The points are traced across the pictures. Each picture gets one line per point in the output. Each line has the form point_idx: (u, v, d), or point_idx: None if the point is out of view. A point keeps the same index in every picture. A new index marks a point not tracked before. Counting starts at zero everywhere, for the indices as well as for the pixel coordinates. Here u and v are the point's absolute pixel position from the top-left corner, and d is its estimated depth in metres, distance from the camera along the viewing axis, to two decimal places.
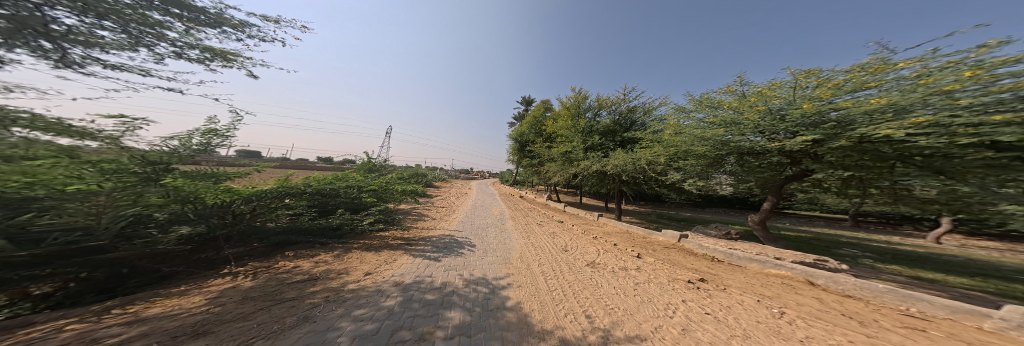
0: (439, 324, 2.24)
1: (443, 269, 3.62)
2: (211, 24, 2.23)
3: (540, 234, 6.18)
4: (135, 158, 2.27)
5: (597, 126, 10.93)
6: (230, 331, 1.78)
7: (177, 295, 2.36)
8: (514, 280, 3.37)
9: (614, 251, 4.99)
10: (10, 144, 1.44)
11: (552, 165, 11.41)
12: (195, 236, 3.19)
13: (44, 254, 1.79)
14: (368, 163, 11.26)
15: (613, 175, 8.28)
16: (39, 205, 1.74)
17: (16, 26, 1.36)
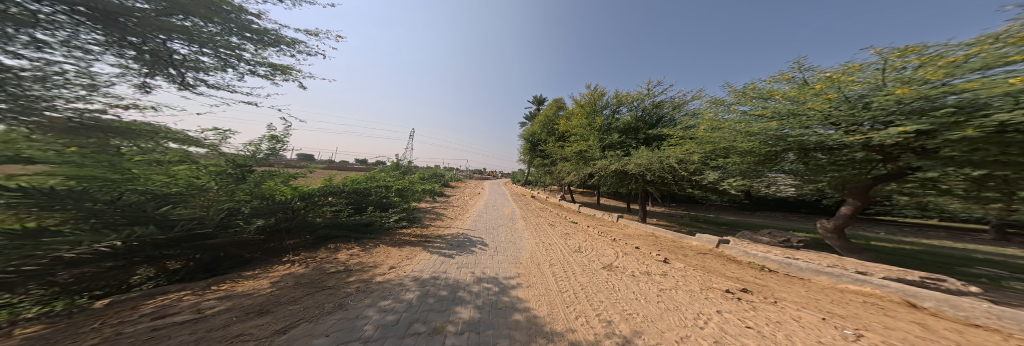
0: (450, 319, 2.34)
1: (457, 266, 3.72)
2: (272, 43, 2.48)
3: (552, 234, 6.13)
4: (229, 161, 2.82)
5: (617, 124, 10.54)
6: (284, 312, 2.07)
7: (248, 278, 2.81)
8: (524, 280, 3.38)
9: (634, 254, 4.78)
10: (155, 152, 1.84)
11: (566, 165, 11.26)
12: (266, 227, 3.71)
13: (173, 239, 2.45)
14: (393, 165, 12.04)
15: (635, 175, 7.87)
16: (178, 198, 2.29)
17: (154, 58, 1.78)
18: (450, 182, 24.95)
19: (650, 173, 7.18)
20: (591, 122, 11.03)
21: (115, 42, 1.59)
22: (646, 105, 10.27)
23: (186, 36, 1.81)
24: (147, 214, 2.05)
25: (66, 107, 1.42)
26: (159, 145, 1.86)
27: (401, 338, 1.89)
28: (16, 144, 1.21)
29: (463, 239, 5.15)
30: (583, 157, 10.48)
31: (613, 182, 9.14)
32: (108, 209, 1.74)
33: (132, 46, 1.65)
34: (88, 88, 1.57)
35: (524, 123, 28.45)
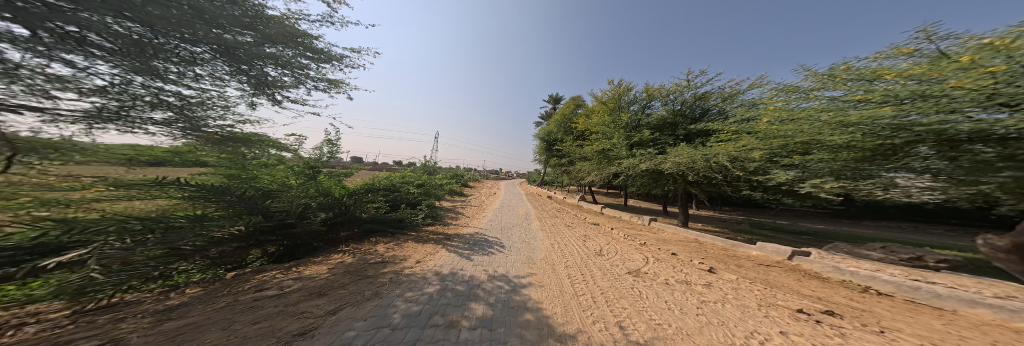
0: (465, 314, 2.45)
1: (473, 264, 3.87)
2: (327, 61, 2.93)
3: (568, 236, 5.97)
4: (303, 164, 3.83)
5: (646, 121, 9.86)
6: (336, 294, 2.50)
7: (310, 266, 3.31)
8: (535, 280, 3.38)
9: (668, 262, 4.41)
10: (251, 152, 2.53)
11: (586, 165, 10.90)
12: (328, 220, 4.44)
13: (270, 227, 3.38)
14: (421, 166, 12.88)
15: (671, 175, 7.13)
16: (276, 193, 3.45)
17: (256, 82, 2.36)
18: (468, 182, 25.90)
19: (694, 173, 6.41)
20: (614, 119, 10.49)
21: (235, 71, 2.18)
22: (683, 99, 9.37)
23: (274, 61, 2.35)
24: (257, 205, 3.16)
25: (212, 123, 2.12)
26: (255, 149, 2.54)
27: (422, 328, 2.03)
28: (193, 150, 2.10)
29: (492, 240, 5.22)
30: (607, 157, 10.05)
31: (644, 183, 8.53)
32: (237, 201, 2.89)
33: (243, 73, 2.23)
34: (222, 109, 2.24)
35: (542, 123, 28.20)
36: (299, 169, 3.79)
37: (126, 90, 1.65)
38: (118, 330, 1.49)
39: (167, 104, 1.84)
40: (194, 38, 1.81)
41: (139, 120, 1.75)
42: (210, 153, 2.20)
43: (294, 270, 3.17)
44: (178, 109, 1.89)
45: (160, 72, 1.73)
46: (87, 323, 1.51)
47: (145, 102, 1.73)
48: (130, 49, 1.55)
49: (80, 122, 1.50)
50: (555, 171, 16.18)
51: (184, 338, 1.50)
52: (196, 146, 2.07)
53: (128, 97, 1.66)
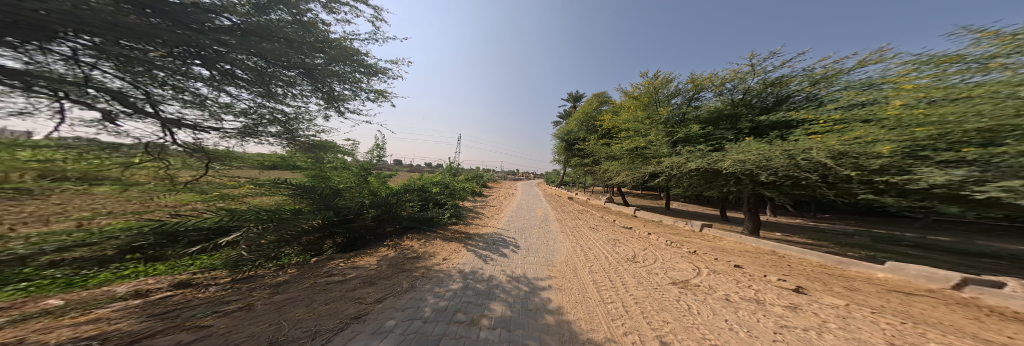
0: (485, 313, 2.50)
1: (491, 264, 3.96)
2: (373, 73, 3.39)
3: (594, 239, 5.72)
4: (348, 165, 4.90)
5: (694, 114, 8.34)
6: (381, 284, 2.89)
7: (359, 257, 3.74)
8: (555, 283, 3.31)
9: (728, 274, 3.76)
10: (322, 149, 3.64)
11: (615, 164, 10.24)
12: (379, 217, 4.96)
13: (337, 220, 4.11)
14: (447, 169, 13.56)
15: (744, 175, 5.67)
16: (343, 194, 4.45)
17: (328, 96, 3.14)
18: (487, 183, 27.12)
19: (769, 172, 4.92)
20: (648, 114, 9.55)
21: (313, 88, 2.97)
22: (744, 87, 7.25)
23: (338, 79, 3.05)
24: (330, 202, 4.10)
25: (302, 133, 3.26)
26: (325, 151, 3.68)
27: (446, 323, 2.15)
28: (288, 156, 3.69)
29: (518, 242, 5.17)
30: (643, 155, 9.20)
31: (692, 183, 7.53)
32: (319, 197, 4.01)
33: (318, 89, 3.01)
34: (308, 121, 3.28)
35: (561, 122, 27.44)
36: (354, 171, 5.08)
37: (257, 111, 2.80)
38: (252, 297, 2.34)
39: (276, 119, 2.96)
40: (289, 64, 2.56)
41: (262, 133, 2.95)
42: (298, 157, 3.80)
43: (343, 262, 3.52)
44: (281, 122, 3.01)
45: (274, 94, 2.78)
46: (237, 289, 2.45)
47: (265, 118, 2.89)
48: (256, 80, 2.52)
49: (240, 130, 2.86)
50: (580, 173, 15.51)
51: (285, 310, 2.13)
52: (288, 148, 3.32)
53: (264, 116, 2.91)
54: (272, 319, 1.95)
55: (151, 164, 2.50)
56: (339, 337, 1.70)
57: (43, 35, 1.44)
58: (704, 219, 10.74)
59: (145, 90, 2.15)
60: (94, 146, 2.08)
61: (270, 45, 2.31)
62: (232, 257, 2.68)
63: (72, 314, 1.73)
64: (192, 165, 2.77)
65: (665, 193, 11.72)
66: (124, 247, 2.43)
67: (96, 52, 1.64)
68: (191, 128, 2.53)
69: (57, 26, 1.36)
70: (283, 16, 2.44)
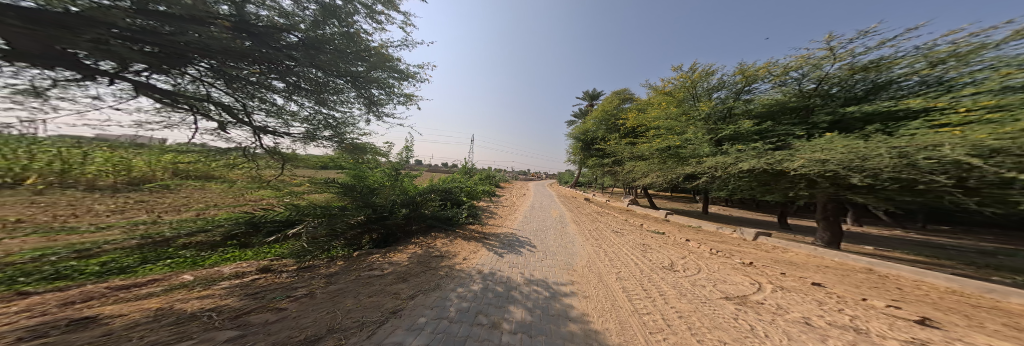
0: (506, 316, 2.51)
1: (509, 265, 3.94)
2: (404, 78, 3.56)
3: (620, 244, 5.36)
4: (382, 166, 5.24)
5: (744, 109, 7.32)
6: (414, 280, 3.14)
7: (393, 253, 4.02)
8: (578, 289, 3.21)
9: (804, 293, 3.10)
10: (366, 151, 3.94)
11: (642, 164, 9.60)
12: (411, 214, 5.11)
13: (373, 217, 4.42)
14: (464, 170, 13.94)
15: (808, 176, 4.88)
16: (380, 193, 4.74)
17: (369, 103, 3.39)
18: (499, 183, 27.65)
19: (856, 174, 3.94)
20: (685, 110, 8.84)
21: (357, 94, 3.24)
22: (819, 74, 5.46)
23: (377, 84, 3.25)
24: (367, 200, 4.43)
25: (350, 137, 3.64)
26: (367, 153, 3.99)
27: (469, 325, 2.20)
28: (338, 160, 4.17)
29: (541, 244, 5.02)
30: (680, 156, 8.52)
31: (742, 186, 6.64)
32: (359, 196, 4.38)
33: (361, 96, 3.28)
34: (354, 126, 3.65)
35: (575, 123, 26.69)
36: (384, 171, 5.29)
37: (317, 118, 3.28)
38: (313, 285, 2.73)
39: (330, 124, 3.39)
40: (336, 73, 2.86)
41: (319, 136, 3.38)
42: (345, 159, 4.17)
43: (378, 258, 3.77)
44: (333, 127, 3.43)
45: (329, 102, 3.13)
46: (301, 277, 2.87)
47: (322, 124, 3.34)
48: (314, 90, 2.88)
49: (305, 134, 3.35)
50: (601, 174, 14.83)
51: (337, 300, 2.41)
52: (337, 150, 3.71)
53: (322, 121, 3.33)
54: (326, 306, 2.24)
55: (243, 169, 3.49)
56: (381, 330, 1.84)
57: (181, 60, 2.03)
58: (754, 226, 9.46)
59: (243, 102, 2.71)
60: (208, 151, 3.06)
61: (323, 55, 2.63)
62: (295, 249, 3.19)
63: (198, 288, 2.39)
64: (267, 166, 3.51)
65: (704, 196, 10.57)
66: (227, 235, 3.77)
67: (212, 72, 2.24)
68: (271, 134, 3.00)
69: (186, 53, 1.91)
70: (337, 27, 2.70)
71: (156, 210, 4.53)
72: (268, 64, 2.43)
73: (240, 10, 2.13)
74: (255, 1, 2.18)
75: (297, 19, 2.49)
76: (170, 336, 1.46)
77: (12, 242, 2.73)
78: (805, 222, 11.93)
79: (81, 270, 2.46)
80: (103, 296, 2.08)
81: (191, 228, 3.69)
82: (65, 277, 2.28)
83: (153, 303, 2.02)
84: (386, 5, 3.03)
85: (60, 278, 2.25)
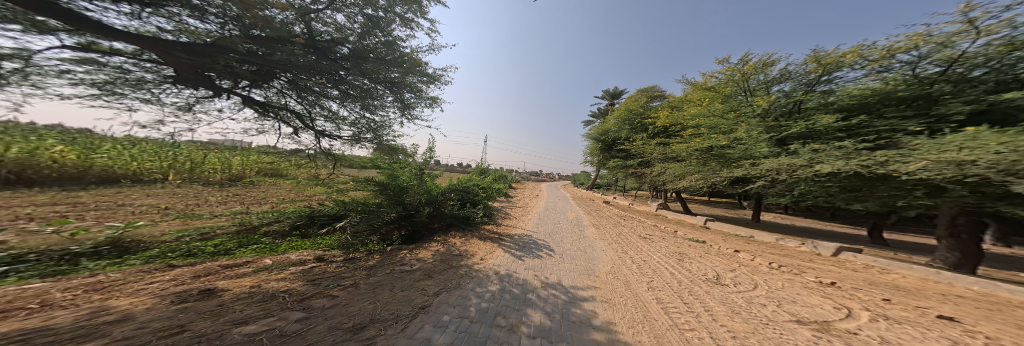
0: (524, 319, 2.55)
1: (526, 266, 3.90)
2: (430, 81, 3.44)
3: (649, 250, 4.74)
4: (412, 166, 5.56)
5: (819, 103, 6.15)
6: (438, 278, 3.39)
7: (419, 249, 4.32)
8: (599, 294, 3.10)
9: (926, 328, 2.35)
10: (399, 150, 4.29)
11: (677, 166, 8.73)
12: (434, 212, 5.36)
13: (403, 215, 4.74)
14: (481, 169, 14.35)
15: (932, 183, 3.82)
16: (411, 191, 5.03)
17: (403, 107, 3.45)
18: (514, 184, 27.73)
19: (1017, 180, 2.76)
20: (734, 107, 7.95)
21: (396, 101, 3.31)
22: (950, 54, 4.25)
23: (410, 89, 3.28)
24: (400, 199, 4.74)
25: (388, 139, 4.05)
26: (399, 151, 4.32)
27: (488, 326, 2.29)
28: (376, 160, 4.65)
29: (559, 247, 4.87)
30: (725, 157, 7.58)
31: (817, 193, 5.83)
32: (398, 193, 4.70)
33: (399, 101, 3.35)
34: (388, 128, 3.98)
35: (594, 122, 25.66)
36: (409, 170, 5.47)
37: (362, 122, 3.72)
38: (356, 275, 3.13)
39: (371, 127, 3.80)
40: (377, 80, 3.00)
41: (363, 139, 3.83)
42: (380, 160, 4.67)
43: (406, 253, 4.09)
44: (374, 130, 3.84)
45: (372, 107, 3.23)
46: (347, 267, 3.30)
47: (365, 128, 3.78)
48: (360, 96, 3.00)
49: (352, 137, 3.82)
50: (625, 175, 13.96)
51: (376, 291, 2.76)
52: (375, 151, 4.15)
53: (365, 125, 3.74)
54: (366, 295, 2.63)
55: (304, 170, 4.23)
56: (412, 324, 2.04)
57: (269, 77, 2.53)
58: (833, 239, 7.75)
59: (309, 110, 3.14)
60: (280, 156, 3.72)
61: (368, 64, 2.82)
62: (342, 242, 3.75)
63: (275, 271, 2.94)
64: (322, 165, 4.04)
65: (759, 203, 9.07)
66: (292, 225, 4.49)
67: (290, 84, 2.69)
68: (328, 137, 3.49)
69: (273, 69, 2.38)
70: (381, 38, 2.90)
71: (243, 201, 5.57)
72: (328, 75, 2.71)
73: (310, 28, 2.51)
74: (318, 19, 2.52)
75: (348, 31, 2.75)
76: (258, 312, 1.89)
77: (162, 224, 3.77)
78: (908, 237, 9.37)
79: (199, 250, 3.28)
80: (215, 273, 2.75)
81: (270, 219, 4.53)
82: (193, 255, 3.13)
83: (246, 282, 2.58)
84: (417, 13, 3.06)
85: (189, 256, 3.09)
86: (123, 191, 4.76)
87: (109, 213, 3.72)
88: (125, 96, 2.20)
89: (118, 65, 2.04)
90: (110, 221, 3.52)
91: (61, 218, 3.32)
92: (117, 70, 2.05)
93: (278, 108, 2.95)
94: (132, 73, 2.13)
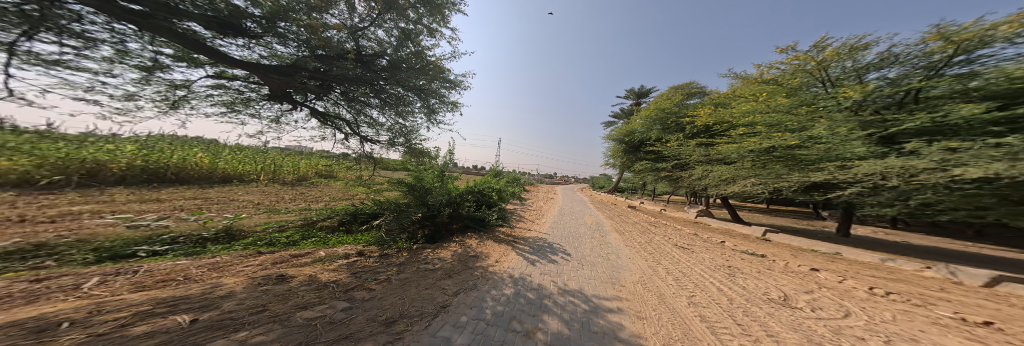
0: (539, 326, 2.45)
1: (542, 271, 3.74)
2: (452, 86, 3.57)
3: (687, 261, 4.04)
4: (437, 167, 5.66)
5: (952, 89, 4.36)
6: (459, 278, 3.54)
7: (440, 249, 4.58)
8: (626, 306, 2.76)
9: None
10: (423, 152, 4.75)
11: (726, 169, 7.45)
12: (454, 213, 5.60)
13: (427, 217, 5.05)
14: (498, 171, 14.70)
15: None
16: (437, 193, 5.24)
17: (430, 111, 3.60)
18: (527, 186, 27.52)
19: None
20: (807, 101, 6.31)
21: (424, 107, 3.47)
22: None
23: (436, 96, 3.39)
24: (426, 200, 5.02)
25: (416, 143, 4.55)
26: (423, 152, 4.77)
27: (503, 330, 2.28)
28: (405, 163, 5.18)
29: (577, 252, 4.57)
30: (796, 158, 6.15)
31: (950, 201, 4.23)
32: (425, 194, 4.99)
33: (427, 107, 3.50)
34: (415, 133, 4.45)
35: (616, 121, 24.31)
36: (434, 172, 5.60)
37: (397, 128, 4.23)
38: (389, 271, 3.49)
39: (403, 132, 4.32)
40: (411, 88, 3.11)
41: (397, 142, 4.37)
42: (406, 164, 5.18)
43: (429, 252, 4.38)
44: (405, 136, 4.36)
45: (404, 114, 3.42)
46: (382, 263, 3.71)
47: (399, 134, 4.31)
48: (393, 103, 3.19)
49: (388, 141, 4.37)
50: (656, 178, 12.62)
51: (405, 287, 3.04)
52: (406, 153, 4.68)
53: (398, 130, 4.27)
54: (398, 289, 2.96)
55: (354, 172, 5.01)
56: (434, 322, 2.18)
57: (326, 89, 2.83)
58: (982, 265, 5.58)
59: (356, 117, 3.43)
60: (329, 157, 4.45)
61: (401, 73, 2.92)
62: (379, 238, 4.24)
63: (327, 263, 3.47)
64: (363, 167, 4.76)
65: (852, 215, 7.10)
66: (339, 222, 5.20)
67: (344, 97, 2.98)
68: (370, 141, 4.02)
69: (331, 83, 2.76)
70: (411, 48, 2.95)
71: (307, 197, 6.85)
72: (369, 85, 2.95)
73: (358, 44, 2.66)
74: (364, 33, 2.63)
75: (386, 44, 2.83)
76: (314, 298, 2.29)
77: (255, 217, 4.87)
78: None
79: (278, 240, 4.14)
80: (288, 261, 3.43)
81: (324, 215, 5.26)
82: (273, 245, 3.96)
83: (307, 270, 3.14)
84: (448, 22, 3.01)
85: (270, 245, 3.91)
86: (232, 189, 6.32)
87: (225, 206, 5.01)
88: (241, 112, 3.00)
89: (236, 88, 2.81)
90: (226, 213, 4.73)
91: (199, 209, 4.59)
92: (236, 93, 2.85)
93: (334, 117, 3.42)
94: (243, 94, 2.89)
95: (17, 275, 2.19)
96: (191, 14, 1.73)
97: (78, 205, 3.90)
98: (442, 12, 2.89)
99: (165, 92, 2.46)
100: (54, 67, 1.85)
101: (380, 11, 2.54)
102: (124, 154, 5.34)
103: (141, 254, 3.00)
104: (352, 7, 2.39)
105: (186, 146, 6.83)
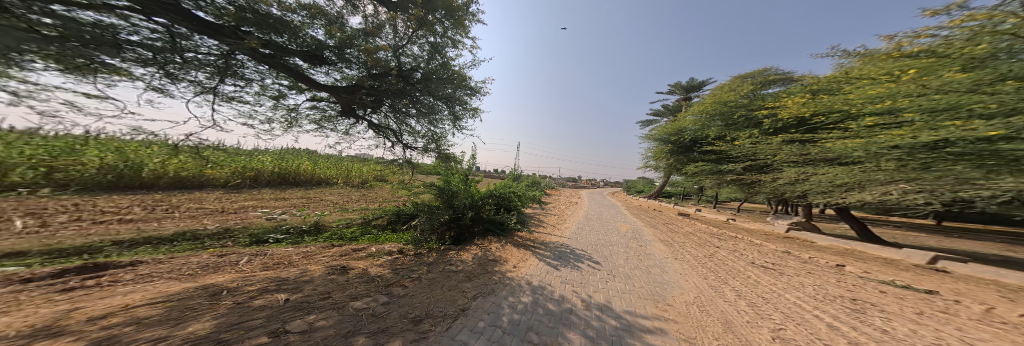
0: (558, 338, 2.07)
1: (564, 280, 3.29)
2: (473, 93, 3.95)
3: (775, 283, 2.88)
4: (463, 171, 6.00)
5: None
6: (480, 282, 3.45)
7: (465, 250, 4.69)
8: (672, 327, 2.09)
9: None
10: (448, 156, 5.19)
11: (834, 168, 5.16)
12: (477, 217, 5.72)
13: (451, 219, 5.31)
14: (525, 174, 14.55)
15: None
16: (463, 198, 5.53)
17: (455, 118, 4.02)
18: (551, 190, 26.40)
19: None
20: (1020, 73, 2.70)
21: (450, 114, 3.92)
22: None
23: (458, 102, 3.82)
24: (451, 202, 5.35)
25: (446, 149, 5.06)
26: (450, 156, 5.21)
27: (520, 340, 2.03)
28: (438, 168, 5.73)
29: (608, 261, 3.87)
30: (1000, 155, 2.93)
31: None
32: (451, 198, 5.34)
33: (452, 114, 3.94)
34: (442, 139, 5.01)
35: (661, 114, 21.27)
36: (460, 176, 5.89)
37: (432, 136, 4.84)
38: (421, 270, 3.72)
39: (436, 140, 4.91)
40: (440, 96, 3.62)
41: (430, 148, 4.97)
42: (436, 168, 5.73)
43: (454, 253, 4.53)
44: (437, 142, 4.95)
45: (434, 121, 3.94)
46: (417, 262, 4.00)
47: (433, 141, 4.90)
48: (425, 113, 3.73)
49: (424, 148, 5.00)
50: (717, 182, 10.09)
51: (433, 288, 3.14)
52: (438, 159, 5.21)
53: (430, 137, 4.88)
54: (428, 289, 3.07)
55: (399, 178, 5.80)
56: (453, 326, 2.11)
57: (377, 103, 3.57)
58: None
59: (399, 127, 4.12)
60: (381, 163, 5.37)
61: (432, 84, 3.46)
62: (414, 238, 4.66)
63: (378, 259, 4.00)
64: (403, 171, 5.50)
65: None
66: (388, 223, 6.03)
67: (390, 109, 3.69)
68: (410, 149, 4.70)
69: (381, 98, 3.47)
70: (440, 61, 3.50)
71: (370, 198, 8.48)
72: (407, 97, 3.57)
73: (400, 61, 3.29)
74: (404, 52, 3.28)
75: (420, 59, 3.45)
76: (362, 290, 2.61)
77: (333, 214, 6.18)
78: None
79: (345, 235, 5.09)
80: (350, 254, 4.11)
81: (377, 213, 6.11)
82: (341, 239, 4.86)
83: (362, 264, 3.66)
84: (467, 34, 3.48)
85: (340, 239, 4.82)
86: (323, 190, 8.38)
87: (316, 204, 6.62)
88: (326, 127, 4.07)
89: (324, 109, 3.86)
90: (316, 209, 6.20)
91: (302, 207, 6.15)
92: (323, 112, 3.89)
93: (383, 128, 4.21)
94: (328, 113, 3.93)
95: (215, 250, 3.40)
96: (295, 52, 2.69)
97: (246, 201, 5.92)
98: (464, 24, 3.37)
99: (285, 116, 3.59)
100: (233, 101, 3.00)
101: (415, 30, 3.12)
102: (266, 163, 8.13)
103: (270, 241, 4.19)
104: (396, 30, 3.07)
105: (298, 156, 9.37)
